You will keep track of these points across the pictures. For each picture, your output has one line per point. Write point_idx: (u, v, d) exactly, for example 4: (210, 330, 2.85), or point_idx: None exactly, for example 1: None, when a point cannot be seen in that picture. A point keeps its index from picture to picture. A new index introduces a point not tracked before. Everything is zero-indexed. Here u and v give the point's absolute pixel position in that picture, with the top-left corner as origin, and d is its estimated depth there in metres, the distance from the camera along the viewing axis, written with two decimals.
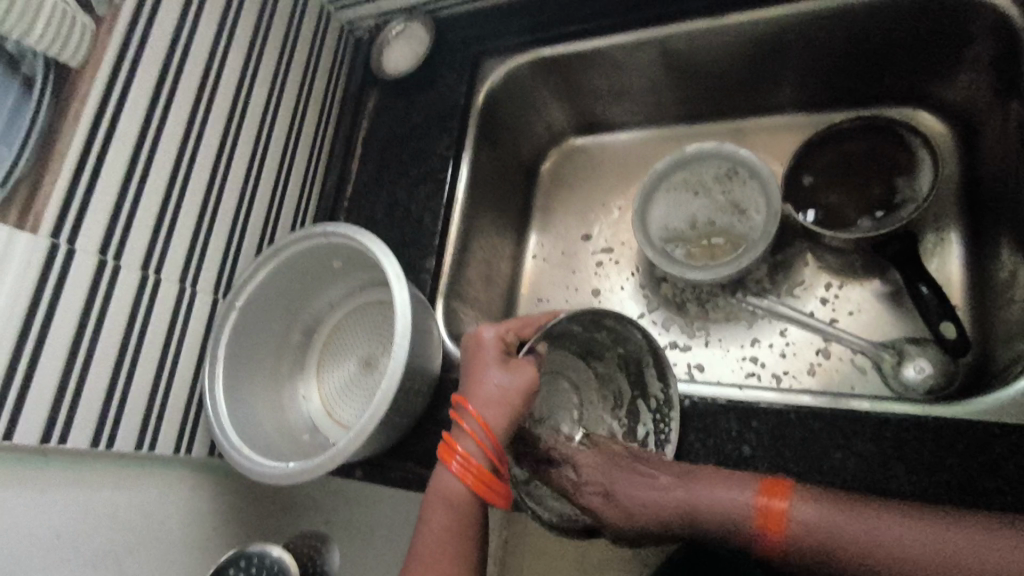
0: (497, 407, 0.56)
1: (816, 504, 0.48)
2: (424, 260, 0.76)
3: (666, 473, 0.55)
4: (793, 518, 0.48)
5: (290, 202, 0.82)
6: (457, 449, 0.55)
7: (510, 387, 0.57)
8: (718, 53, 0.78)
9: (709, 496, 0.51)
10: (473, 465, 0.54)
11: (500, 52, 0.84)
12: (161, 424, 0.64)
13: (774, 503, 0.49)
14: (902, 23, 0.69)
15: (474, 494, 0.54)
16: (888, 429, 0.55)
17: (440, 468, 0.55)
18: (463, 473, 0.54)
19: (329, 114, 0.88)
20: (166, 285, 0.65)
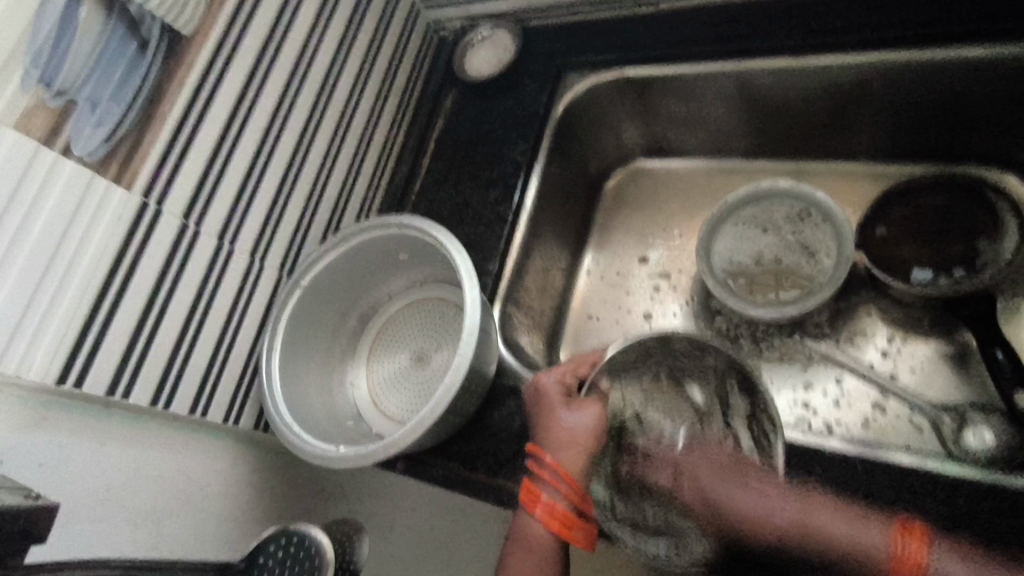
0: (571, 452, 0.58)
1: (953, 558, 0.48)
2: (487, 262, 0.76)
3: (788, 495, 0.54)
4: (934, 564, 0.47)
5: (359, 190, 0.83)
6: (542, 496, 0.56)
7: (581, 429, 0.59)
8: (804, 93, 0.78)
9: (846, 528, 0.51)
10: (559, 510, 0.55)
11: (583, 67, 0.85)
12: (215, 392, 0.65)
13: (912, 547, 0.48)
14: (1000, 84, 0.68)
15: (557, 537, 0.55)
16: (960, 493, 0.55)
17: (524, 512, 0.57)
18: (551, 520, 0.55)
19: (405, 109, 0.90)
20: (238, 255, 0.65)
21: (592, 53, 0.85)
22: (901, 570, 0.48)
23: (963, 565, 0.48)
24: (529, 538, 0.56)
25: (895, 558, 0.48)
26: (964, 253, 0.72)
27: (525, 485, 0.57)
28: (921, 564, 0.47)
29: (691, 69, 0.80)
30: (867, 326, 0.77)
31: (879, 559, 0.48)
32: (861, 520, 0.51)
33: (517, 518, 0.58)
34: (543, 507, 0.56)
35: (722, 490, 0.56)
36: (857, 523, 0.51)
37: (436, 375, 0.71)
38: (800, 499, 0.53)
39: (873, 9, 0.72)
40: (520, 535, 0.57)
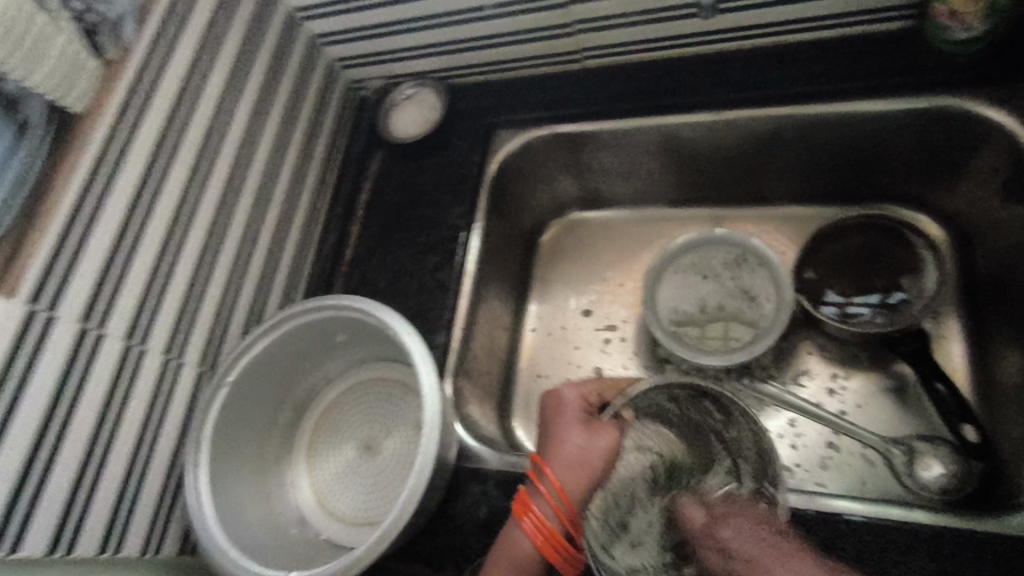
0: (575, 471, 0.56)
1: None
2: (433, 334, 0.71)
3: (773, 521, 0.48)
4: None
5: (286, 263, 0.76)
6: (533, 507, 0.54)
7: (592, 453, 0.57)
8: (724, 141, 0.78)
9: (789, 559, 0.41)
10: (546, 527, 0.53)
11: (514, 124, 0.83)
12: (131, 519, 0.55)
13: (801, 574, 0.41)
14: (905, 134, 0.70)
15: (540, 556, 0.53)
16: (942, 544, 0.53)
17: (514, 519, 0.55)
18: (536, 536, 0.53)
19: (329, 173, 0.84)
20: (151, 355, 0.57)
21: (522, 111, 0.83)
22: None
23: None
24: (516, 548, 0.53)
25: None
26: (890, 289, 0.76)
27: (520, 493, 0.56)
28: None
29: (617, 123, 0.79)
30: (809, 363, 0.79)
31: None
32: (790, 559, 0.41)
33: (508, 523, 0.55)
34: (531, 520, 0.53)
35: (744, 540, 0.44)
36: (793, 553, 0.41)
37: (390, 464, 0.64)
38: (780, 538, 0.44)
39: (784, 64, 0.74)
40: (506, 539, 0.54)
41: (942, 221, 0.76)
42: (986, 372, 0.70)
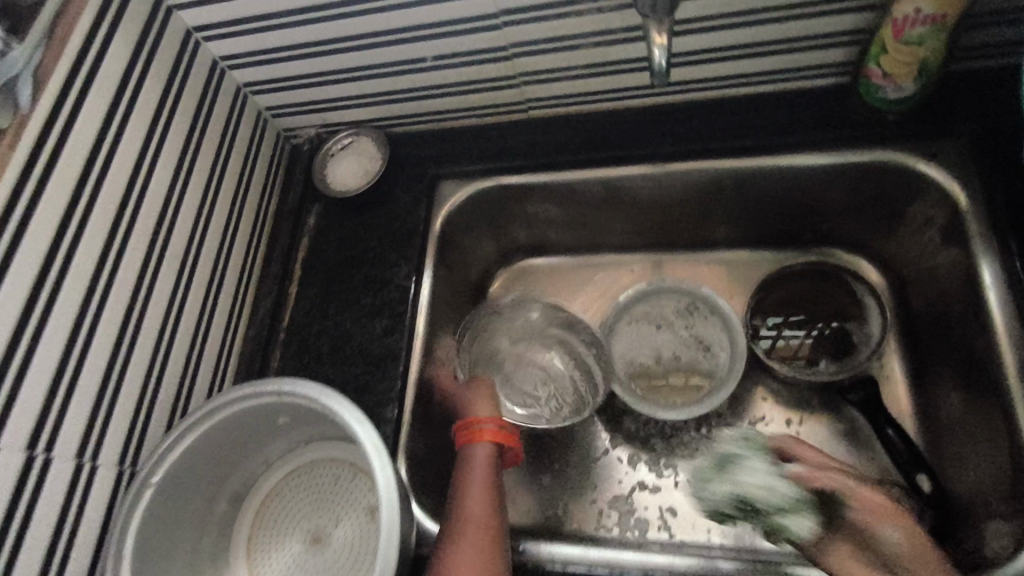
0: (484, 398, 0.65)
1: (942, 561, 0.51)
2: (384, 407, 0.67)
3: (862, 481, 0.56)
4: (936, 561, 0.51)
5: (216, 334, 0.70)
6: (483, 425, 0.60)
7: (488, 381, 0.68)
8: (671, 191, 0.77)
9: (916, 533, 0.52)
10: (498, 433, 0.60)
11: (459, 175, 0.79)
12: None
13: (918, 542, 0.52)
14: (843, 185, 0.71)
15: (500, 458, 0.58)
16: None
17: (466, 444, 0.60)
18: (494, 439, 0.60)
19: (261, 230, 0.78)
20: (59, 464, 0.50)
21: (467, 161, 0.80)
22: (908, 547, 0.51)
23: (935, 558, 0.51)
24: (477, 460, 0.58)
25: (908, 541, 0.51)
26: (838, 335, 0.77)
27: (465, 426, 0.61)
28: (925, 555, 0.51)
29: (563, 175, 0.76)
30: (764, 411, 0.79)
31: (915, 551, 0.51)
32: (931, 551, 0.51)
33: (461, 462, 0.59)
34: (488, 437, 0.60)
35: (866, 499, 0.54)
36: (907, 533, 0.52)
37: (340, 558, 0.59)
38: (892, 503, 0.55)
39: (729, 114, 0.73)
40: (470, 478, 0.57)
41: (879, 265, 0.78)
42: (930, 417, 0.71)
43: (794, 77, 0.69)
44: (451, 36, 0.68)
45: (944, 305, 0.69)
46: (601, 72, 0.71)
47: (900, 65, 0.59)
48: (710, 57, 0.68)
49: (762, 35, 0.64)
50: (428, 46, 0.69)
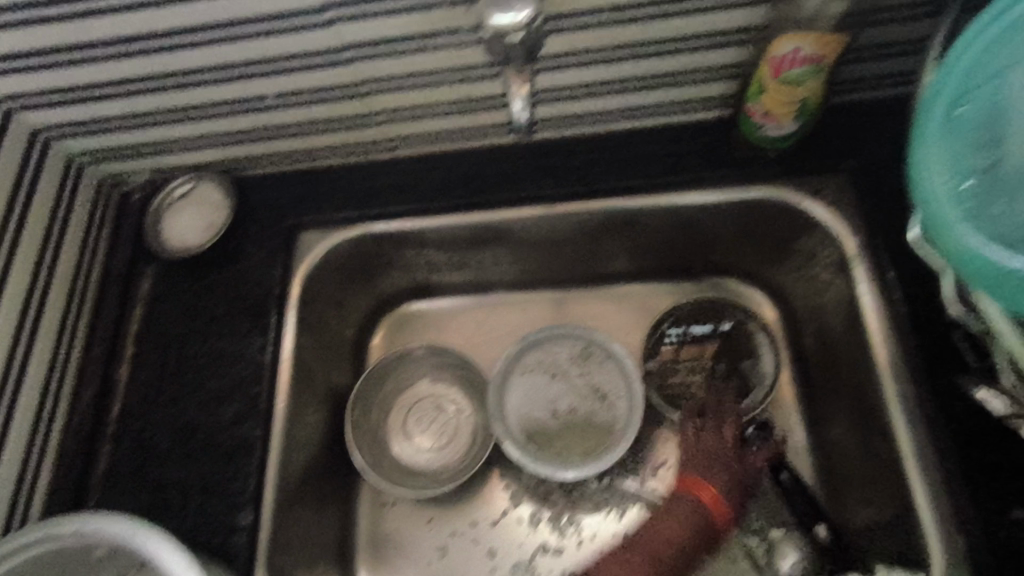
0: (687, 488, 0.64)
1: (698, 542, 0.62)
2: (236, 512, 0.57)
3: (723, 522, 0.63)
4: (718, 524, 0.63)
5: (18, 442, 0.57)
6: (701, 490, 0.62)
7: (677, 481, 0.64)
8: (556, 232, 0.71)
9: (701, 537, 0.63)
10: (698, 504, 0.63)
11: (320, 224, 0.70)
12: None
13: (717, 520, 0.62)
14: (730, 223, 0.68)
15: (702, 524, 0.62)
16: None
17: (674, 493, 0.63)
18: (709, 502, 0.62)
19: (81, 301, 0.66)
20: None
21: (329, 207, 0.70)
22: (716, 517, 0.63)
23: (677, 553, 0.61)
24: (681, 508, 0.62)
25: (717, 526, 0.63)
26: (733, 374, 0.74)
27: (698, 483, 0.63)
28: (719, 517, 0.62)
29: (438, 221, 0.69)
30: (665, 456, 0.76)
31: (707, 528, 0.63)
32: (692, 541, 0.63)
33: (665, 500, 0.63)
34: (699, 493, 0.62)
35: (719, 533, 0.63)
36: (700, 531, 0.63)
37: None
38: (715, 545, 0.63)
39: (611, 149, 0.68)
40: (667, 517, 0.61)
41: (771, 296, 0.76)
42: (825, 456, 0.69)
43: (676, 111, 0.65)
44: (292, 72, 0.58)
45: (829, 342, 0.66)
46: (471, 108, 0.64)
47: (782, 105, 0.56)
48: (587, 92, 0.62)
49: (638, 70, 0.59)
50: (265, 83, 0.59)
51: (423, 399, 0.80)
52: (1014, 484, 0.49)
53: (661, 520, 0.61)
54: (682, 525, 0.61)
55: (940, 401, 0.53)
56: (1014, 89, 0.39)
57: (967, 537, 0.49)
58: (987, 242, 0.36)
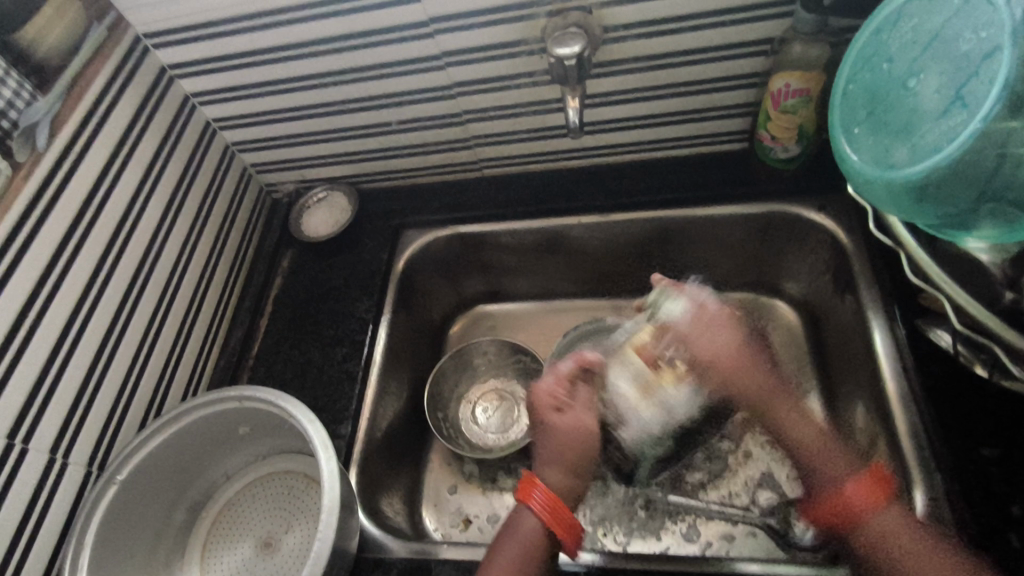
0: (528, 532, 0.55)
1: (529, 518, 0.56)
2: (339, 425, 0.73)
3: (507, 569, 0.53)
4: (527, 507, 0.56)
5: (188, 359, 0.77)
6: (535, 489, 0.56)
7: (523, 529, 0.55)
8: (604, 244, 0.87)
9: (500, 573, 0.53)
10: (552, 505, 0.55)
11: (419, 225, 0.89)
12: None
13: (532, 498, 0.56)
14: (750, 234, 0.81)
15: (548, 533, 0.55)
16: None
17: (516, 510, 0.57)
18: (546, 514, 0.55)
19: (239, 269, 0.87)
20: (33, 455, 0.56)
21: (427, 213, 0.90)
22: (552, 519, 0.55)
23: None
24: (533, 530, 0.55)
25: (541, 510, 0.55)
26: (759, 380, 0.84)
27: (525, 474, 0.57)
28: (529, 498, 0.56)
29: (514, 225, 0.86)
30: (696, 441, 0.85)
31: (530, 527, 0.55)
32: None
33: (517, 517, 0.57)
34: (536, 502, 0.56)
35: None
36: (507, 560, 0.54)
37: (286, 561, 0.63)
38: None
39: (651, 175, 0.85)
40: (513, 543, 0.55)
41: (794, 307, 0.86)
42: (842, 439, 0.75)
43: (705, 142, 0.81)
44: (411, 104, 0.79)
45: (845, 335, 0.75)
46: (540, 136, 0.82)
47: (784, 130, 0.71)
48: (631, 126, 0.80)
49: (673, 106, 0.76)
50: (391, 112, 0.81)
51: (488, 390, 0.91)
52: (988, 427, 0.57)
53: (524, 551, 0.54)
54: (525, 551, 0.54)
55: (920, 361, 0.63)
56: (851, 85, 0.49)
57: (943, 472, 0.57)
58: (859, 149, 0.47)
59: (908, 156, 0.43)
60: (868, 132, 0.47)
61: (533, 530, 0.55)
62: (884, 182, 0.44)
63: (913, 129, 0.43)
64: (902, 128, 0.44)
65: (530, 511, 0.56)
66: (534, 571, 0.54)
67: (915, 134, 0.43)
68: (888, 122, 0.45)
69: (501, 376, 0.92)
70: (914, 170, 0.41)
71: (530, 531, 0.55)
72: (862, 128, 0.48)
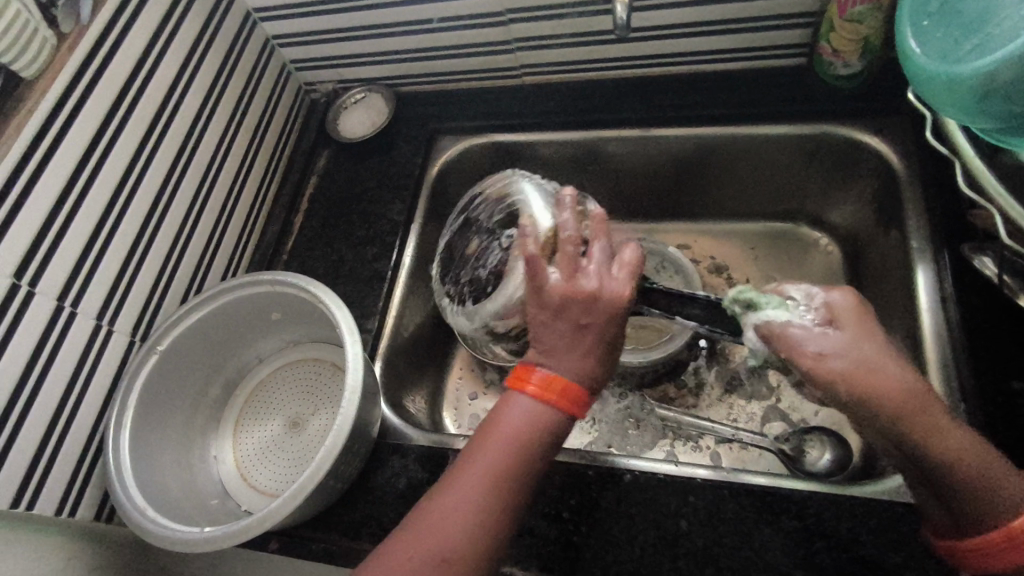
0: (518, 421, 0.49)
1: (524, 406, 0.49)
2: (366, 320, 0.75)
3: (482, 461, 0.48)
4: (523, 395, 0.49)
5: (226, 248, 0.79)
6: (534, 371, 0.50)
7: (515, 416, 0.49)
8: (645, 162, 0.84)
9: (484, 466, 0.48)
10: (556, 383, 0.49)
11: (456, 132, 0.88)
12: (53, 463, 0.57)
13: (522, 386, 0.50)
14: (797, 157, 0.78)
15: (550, 413, 0.49)
16: (810, 505, 0.55)
17: (509, 393, 0.51)
18: (545, 393, 0.49)
19: (276, 167, 0.88)
20: (81, 318, 0.59)
21: (465, 120, 0.88)
22: (547, 398, 0.49)
23: (477, 469, 0.48)
24: (518, 412, 0.49)
25: (533, 394, 0.49)
26: None
27: (522, 363, 0.51)
28: (521, 383, 0.50)
29: (552, 136, 0.84)
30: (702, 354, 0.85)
31: (521, 414, 0.49)
32: (478, 471, 0.48)
33: (497, 409, 0.51)
34: (533, 384, 0.50)
35: (463, 483, 0.48)
36: (482, 449, 0.49)
37: (312, 441, 0.67)
38: (473, 498, 0.47)
39: (699, 90, 0.81)
40: (501, 426, 0.49)
41: (837, 240, 0.83)
42: None
43: (761, 56, 0.77)
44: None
45: (885, 268, 0.73)
46: (585, 40, 0.79)
47: (847, 43, 0.67)
48: (682, 34, 0.75)
49: (730, 12, 0.71)
50: (433, 8, 0.78)
51: None
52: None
53: (463, 476, 0.48)
54: (516, 436, 0.48)
55: (962, 292, 0.61)
56: None
57: (968, 404, 0.56)
58: (925, 43, 0.45)
59: (977, 48, 0.40)
60: (937, 25, 0.44)
61: (476, 443, 0.50)
62: (947, 78, 0.41)
63: (989, 19, 0.40)
64: (976, 20, 0.41)
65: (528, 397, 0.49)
66: (531, 454, 0.48)
67: (992, 25, 0.40)
68: (961, 13, 0.42)
69: None
70: (980, 62, 0.39)
71: (471, 447, 0.50)
72: (931, 21, 0.45)
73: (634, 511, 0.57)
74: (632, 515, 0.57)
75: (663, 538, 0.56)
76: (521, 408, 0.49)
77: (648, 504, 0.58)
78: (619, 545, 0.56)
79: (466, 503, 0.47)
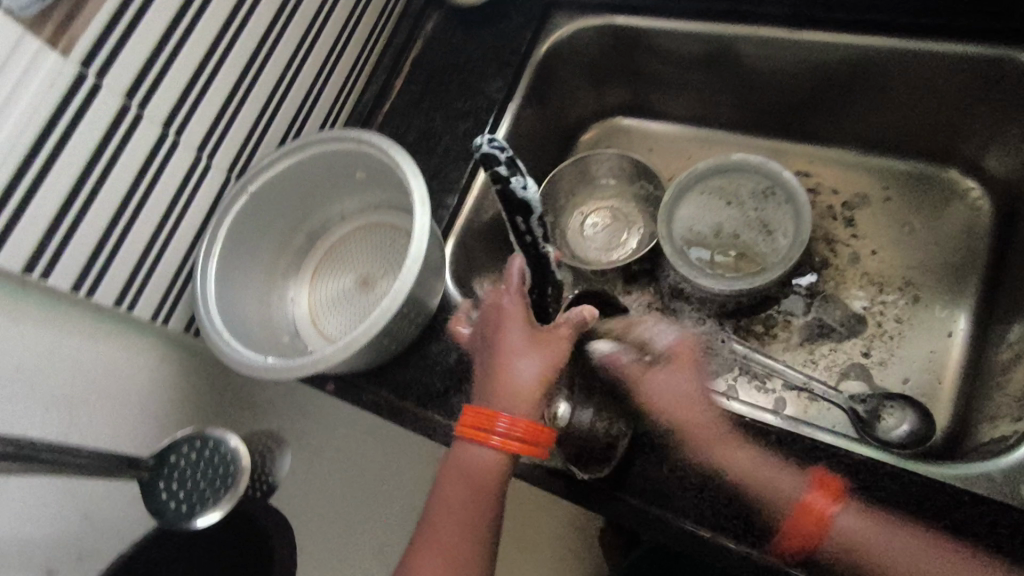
0: (487, 465, 0.53)
1: (486, 457, 0.53)
2: (446, 196, 0.74)
3: (471, 506, 0.54)
4: (483, 447, 0.53)
5: (325, 101, 0.80)
6: (490, 426, 0.52)
7: (478, 462, 0.53)
8: (781, 69, 0.74)
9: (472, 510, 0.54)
10: (513, 435, 0.52)
11: (575, 8, 0.80)
12: (151, 276, 0.63)
13: (479, 434, 0.53)
14: (970, 86, 0.65)
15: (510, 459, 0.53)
16: (862, 471, 0.51)
17: (467, 444, 0.53)
18: (515, 448, 0.52)
19: (385, 24, 0.85)
20: (183, 148, 0.62)
21: None
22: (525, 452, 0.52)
23: (467, 512, 0.54)
24: (470, 462, 0.53)
25: (499, 446, 0.52)
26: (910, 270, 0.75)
27: (472, 416, 0.53)
28: (479, 433, 0.53)
29: (679, 25, 0.75)
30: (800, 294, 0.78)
31: (486, 461, 0.53)
32: (474, 513, 0.54)
33: (458, 458, 0.54)
34: (494, 440, 0.52)
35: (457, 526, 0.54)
36: (470, 496, 0.53)
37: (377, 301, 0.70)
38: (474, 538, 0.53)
39: None
40: (466, 474, 0.53)
41: (993, 194, 0.72)
42: (981, 356, 0.67)
43: None
44: None
45: None
46: None
47: None
48: None
49: None
50: None
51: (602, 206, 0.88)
52: None
53: (444, 528, 0.54)
54: (475, 481, 0.53)
55: None
56: None
57: None
58: None
59: None
60: None
61: (449, 482, 0.54)
62: None
63: None
64: None
65: (490, 446, 0.52)
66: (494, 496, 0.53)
67: None
68: None
69: (615, 192, 0.88)
70: None
71: (446, 484, 0.55)
72: None
73: (672, 434, 0.56)
74: (667, 436, 0.56)
75: (696, 466, 0.54)
76: (492, 459, 0.53)
77: (688, 432, 0.56)
78: (649, 462, 0.55)
79: (470, 545, 0.53)
